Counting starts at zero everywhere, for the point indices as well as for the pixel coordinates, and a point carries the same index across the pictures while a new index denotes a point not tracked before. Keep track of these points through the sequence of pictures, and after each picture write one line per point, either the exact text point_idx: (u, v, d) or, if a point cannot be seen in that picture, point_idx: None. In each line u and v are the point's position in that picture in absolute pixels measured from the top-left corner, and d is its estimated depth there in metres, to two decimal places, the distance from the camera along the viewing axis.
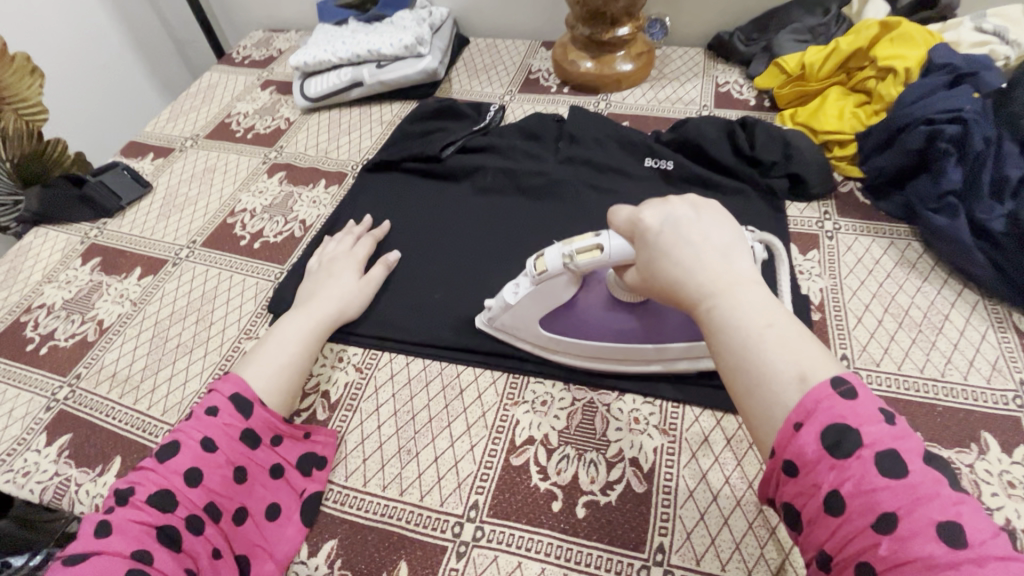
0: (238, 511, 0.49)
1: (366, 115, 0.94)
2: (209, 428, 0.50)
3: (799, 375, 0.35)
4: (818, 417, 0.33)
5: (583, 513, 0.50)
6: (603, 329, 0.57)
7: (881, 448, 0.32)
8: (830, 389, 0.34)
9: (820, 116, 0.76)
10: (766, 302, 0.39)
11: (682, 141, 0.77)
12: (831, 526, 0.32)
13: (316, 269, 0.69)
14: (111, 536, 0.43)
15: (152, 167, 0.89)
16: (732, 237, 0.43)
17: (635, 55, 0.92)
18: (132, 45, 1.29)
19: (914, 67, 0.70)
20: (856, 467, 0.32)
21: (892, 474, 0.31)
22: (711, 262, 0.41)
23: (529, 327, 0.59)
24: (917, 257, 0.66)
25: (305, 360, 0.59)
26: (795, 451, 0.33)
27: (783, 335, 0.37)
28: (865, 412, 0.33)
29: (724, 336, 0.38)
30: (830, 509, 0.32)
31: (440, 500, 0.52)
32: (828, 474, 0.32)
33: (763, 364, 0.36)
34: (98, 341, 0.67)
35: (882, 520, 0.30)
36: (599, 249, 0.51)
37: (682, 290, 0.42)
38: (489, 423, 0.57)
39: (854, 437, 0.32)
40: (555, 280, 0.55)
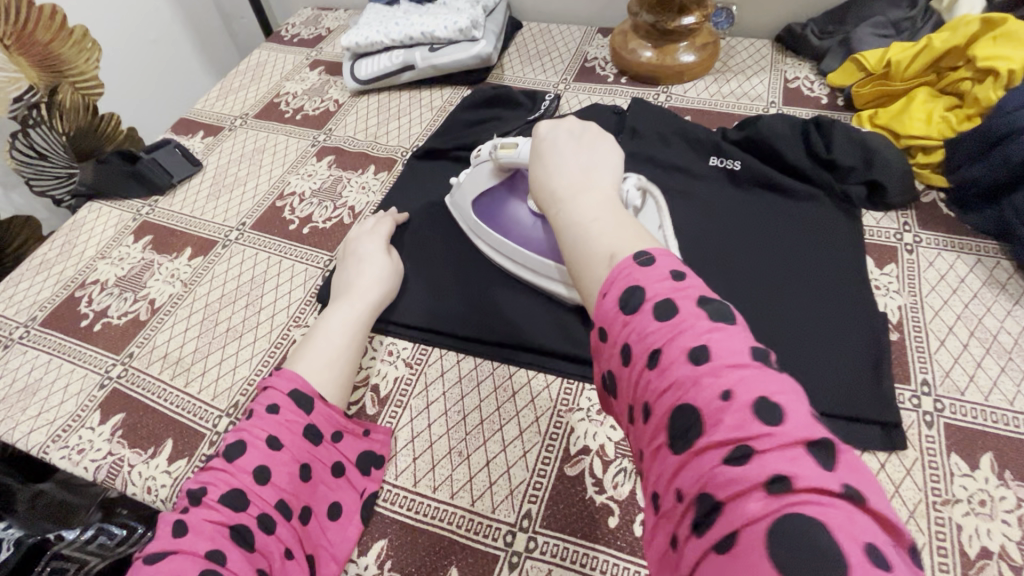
0: (303, 509, 0.48)
1: (416, 100, 0.92)
2: (273, 424, 0.49)
3: (611, 254, 0.35)
4: (617, 284, 0.33)
5: (641, 532, 0.48)
6: (515, 230, 0.64)
7: (661, 299, 0.31)
8: (630, 260, 0.34)
9: (904, 119, 0.71)
10: (606, 202, 0.40)
11: (751, 140, 0.73)
12: (628, 377, 0.31)
13: (343, 258, 0.67)
14: (186, 535, 0.43)
15: (202, 146, 0.89)
16: (605, 154, 0.45)
17: (699, 47, 0.87)
18: (182, 19, 1.28)
19: (1019, 68, 0.64)
20: (639, 320, 0.31)
21: (664, 317, 0.31)
22: (573, 171, 0.43)
23: (464, 208, 0.68)
24: (1007, 277, 0.61)
25: (352, 350, 0.59)
26: (601, 316, 0.33)
27: (610, 225, 0.37)
28: (655, 274, 0.32)
29: (565, 230, 0.39)
30: (624, 360, 0.31)
31: (493, 506, 0.51)
32: (620, 331, 0.32)
33: (586, 248, 0.37)
34: (150, 321, 0.67)
35: (653, 357, 0.30)
36: (515, 145, 0.59)
37: (543, 196, 0.43)
38: (542, 429, 0.55)
39: (640, 295, 0.32)
40: (484, 165, 0.65)
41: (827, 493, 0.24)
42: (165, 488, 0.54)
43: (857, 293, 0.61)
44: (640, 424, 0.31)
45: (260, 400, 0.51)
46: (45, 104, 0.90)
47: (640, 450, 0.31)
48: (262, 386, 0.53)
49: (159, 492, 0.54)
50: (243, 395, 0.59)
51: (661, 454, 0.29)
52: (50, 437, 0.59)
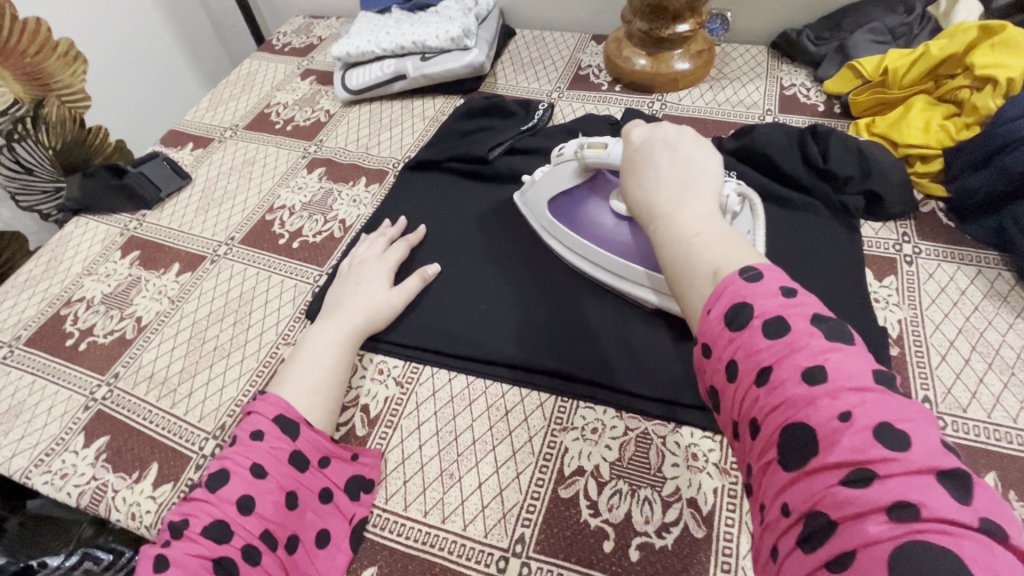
0: (289, 538, 0.47)
1: (408, 110, 0.91)
2: (257, 452, 0.48)
3: (714, 267, 0.36)
4: (723, 299, 0.34)
5: (637, 556, 0.47)
6: (597, 233, 0.63)
7: (770, 316, 0.32)
8: (736, 275, 0.34)
9: (901, 127, 0.70)
10: (705, 212, 0.40)
11: (747, 149, 0.71)
12: (732, 393, 0.32)
13: (346, 272, 0.66)
14: (166, 571, 0.42)
15: (191, 158, 0.88)
16: (702, 160, 0.45)
17: (694, 54, 0.86)
18: (173, 28, 1.27)
19: (1018, 77, 0.63)
20: (746, 337, 0.32)
21: (777, 334, 0.31)
22: (668, 180, 0.43)
23: (539, 209, 0.67)
24: (1008, 289, 0.60)
25: (340, 370, 0.57)
26: (705, 332, 0.34)
27: (712, 236, 0.38)
28: (763, 290, 0.33)
29: (663, 238, 0.40)
30: (729, 376, 0.32)
31: (484, 531, 0.50)
32: (726, 347, 0.32)
33: (686, 261, 0.38)
34: (136, 339, 0.66)
35: (761, 374, 0.31)
36: (604, 146, 0.57)
37: (636, 205, 0.44)
38: (536, 449, 0.54)
39: (748, 312, 0.32)
40: (566, 166, 0.62)
41: (957, 525, 0.24)
42: (149, 514, 0.52)
43: (855, 308, 0.60)
44: (744, 437, 0.32)
45: (244, 427, 0.50)
46: (29, 117, 0.90)
47: (746, 463, 0.32)
48: (246, 412, 0.52)
49: (143, 519, 0.52)
50: (230, 417, 0.58)
51: (770, 471, 0.30)
52: (32, 461, 0.57)
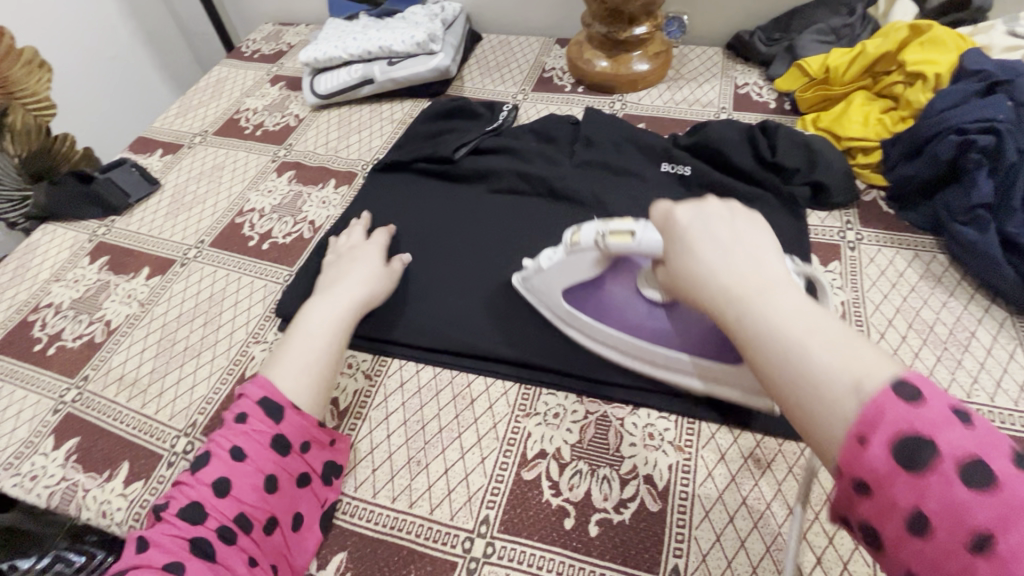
0: (268, 520, 0.47)
1: (377, 113, 0.93)
2: (237, 436, 0.49)
3: (855, 379, 0.29)
4: (883, 431, 0.27)
5: (596, 531, 0.49)
6: (625, 319, 0.56)
7: (964, 457, 0.25)
8: (890, 393, 0.28)
9: (843, 122, 0.74)
10: (799, 302, 0.34)
11: (701, 146, 0.75)
12: (918, 549, 0.26)
13: (337, 259, 0.67)
14: (149, 550, 0.44)
15: (160, 164, 0.88)
16: (764, 237, 0.39)
17: (652, 56, 0.90)
18: (141, 37, 1.27)
19: (944, 72, 0.68)
20: (938, 483, 0.25)
21: (979, 487, 0.25)
22: (738, 264, 0.37)
23: (552, 294, 0.59)
24: (942, 270, 0.64)
25: (332, 352, 0.57)
26: (863, 471, 0.27)
27: (826, 337, 0.32)
28: (935, 418, 0.26)
29: (760, 345, 0.34)
30: (915, 528, 0.26)
31: (451, 514, 0.51)
32: (906, 493, 0.26)
33: (810, 372, 0.31)
34: (106, 342, 0.67)
35: (978, 539, 0.24)
36: (631, 236, 0.47)
37: (709, 298, 0.37)
38: (500, 435, 0.56)
39: (927, 449, 0.26)
40: (583, 255, 0.53)
41: None
42: (121, 511, 0.53)
43: None
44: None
45: (232, 410, 0.51)
46: None
47: None
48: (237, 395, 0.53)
49: (114, 516, 0.53)
50: (201, 415, 0.59)
51: None
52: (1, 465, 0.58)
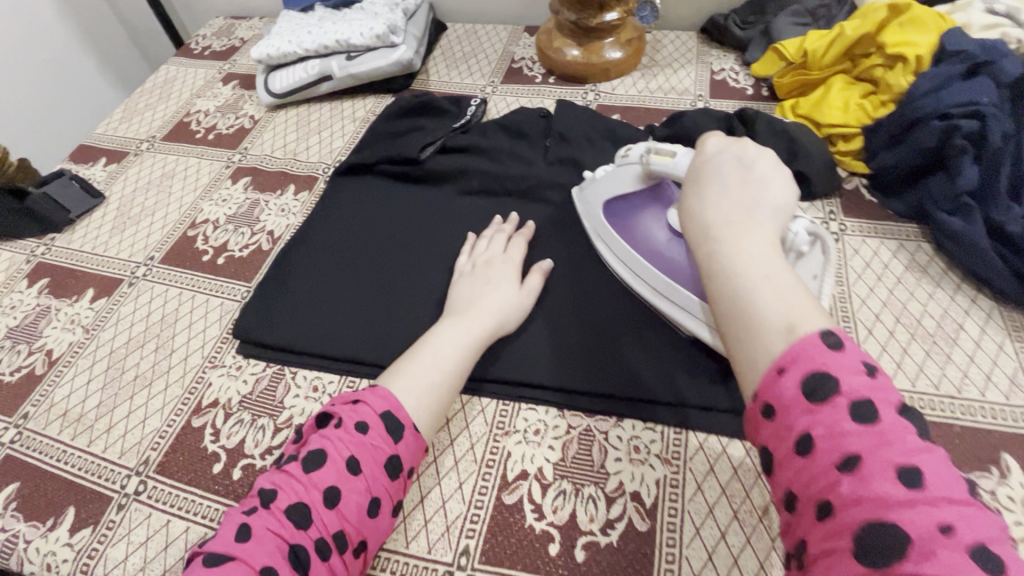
0: (360, 545, 0.44)
1: (337, 112, 0.87)
2: (357, 446, 0.46)
3: (788, 322, 0.34)
4: (801, 364, 0.32)
5: (583, 557, 0.47)
6: (645, 241, 0.58)
7: (857, 395, 0.30)
8: (817, 338, 0.32)
9: (823, 108, 0.72)
10: (771, 252, 0.38)
11: (678, 138, 0.71)
12: (799, 466, 0.30)
13: (469, 271, 0.61)
14: (248, 542, 0.41)
15: (103, 175, 0.82)
16: (773, 190, 0.42)
17: (624, 42, 0.86)
18: (80, 34, 1.19)
19: (925, 54, 0.65)
20: (829, 413, 0.30)
21: (864, 422, 0.29)
22: (734, 206, 0.41)
23: (593, 206, 0.63)
24: (927, 260, 0.62)
25: (455, 376, 0.53)
26: (771, 395, 0.32)
27: (778, 286, 0.36)
28: (848, 363, 0.31)
29: (721, 278, 0.38)
30: (802, 449, 0.30)
31: (428, 546, 0.48)
32: (801, 417, 0.31)
33: (753, 308, 0.35)
34: (47, 374, 0.61)
35: (846, 460, 0.29)
36: (672, 155, 0.52)
37: (695, 227, 0.42)
38: (478, 457, 0.53)
39: (831, 382, 0.30)
40: (628, 168, 0.59)
41: None
42: (66, 563, 0.49)
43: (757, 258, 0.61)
44: (800, 512, 0.31)
45: (351, 414, 0.47)
46: None
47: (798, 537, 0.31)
48: (354, 396, 0.49)
49: (60, 569, 0.49)
50: (154, 450, 0.55)
51: (835, 555, 0.28)
52: None
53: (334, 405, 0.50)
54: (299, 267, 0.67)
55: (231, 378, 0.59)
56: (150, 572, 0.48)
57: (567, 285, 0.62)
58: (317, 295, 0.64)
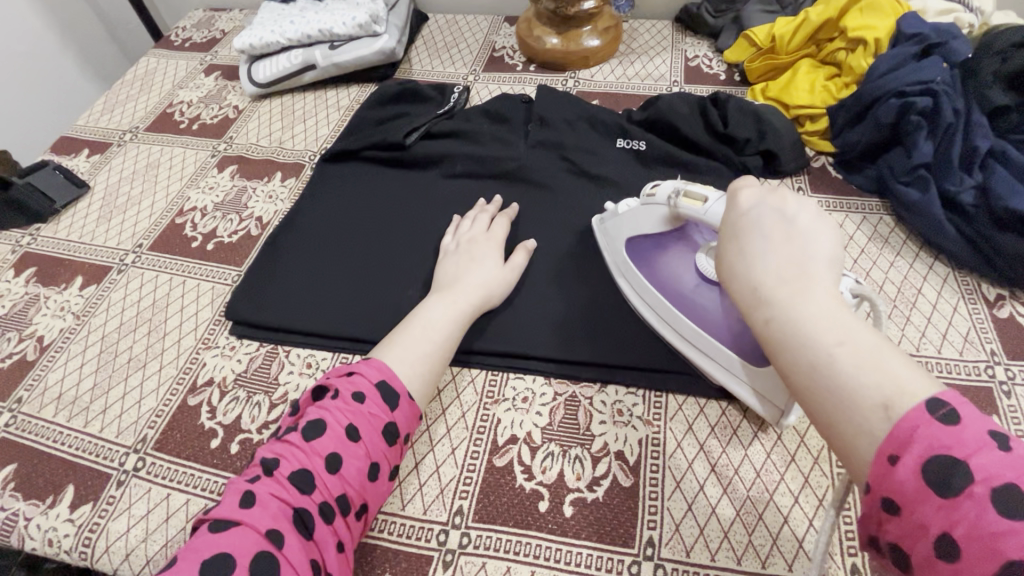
0: (361, 507, 0.46)
1: (321, 101, 0.88)
2: (356, 414, 0.47)
3: (885, 397, 0.30)
4: (914, 448, 0.28)
5: (571, 512, 0.49)
6: (675, 286, 0.56)
7: (997, 484, 0.26)
8: (925, 414, 0.28)
9: (791, 90, 0.75)
10: (841, 312, 0.34)
11: (654, 120, 0.74)
12: (946, 573, 0.27)
13: (455, 249, 0.64)
14: (253, 507, 0.42)
15: (87, 166, 0.82)
16: (823, 238, 0.39)
17: (601, 30, 0.89)
18: (53, 28, 1.17)
19: (883, 37, 0.70)
20: (970, 509, 0.26)
21: (1014, 513, 0.25)
22: (786, 263, 0.37)
23: (616, 243, 0.60)
24: (889, 231, 0.66)
25: (446, 347, 0.55)
26: (892, 487, 0.29)
27: (865, 352, 0.32)
28: (969, 440, 0.27)
29: (794, 351, 0.34)
30: (944, 553, 0.27)
31: (424, 508, 0.50)
32: (936, 515, 0.27)
33: (842, 383, 0.31)
34: (39, 359, 0.62)
35: (1009, 567, 0.24)
36: (703, 197, 0.51)
37: (745, 293, 0.38)
38: (469, 424, 0.55)
39: (961, 470, 0.27)
40: (656, 209, 0.56)
41: None
42: (68, 538, 0.50)
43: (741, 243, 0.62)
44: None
45: (346, 385, 0.49)
46: None
47: None
48: (347, 369, 0.51)
49: (62, 543, 0.50)
50: (151, 429, 0.56)
51: None
52: None
53: (328, 378, 0.51)
54: (289, 251, 0.68)
55: (225, 359, 0.60)
56: (152, 542, 0.49)
57: (551, 263, 0.65)
58: (308, 278, 0.66)
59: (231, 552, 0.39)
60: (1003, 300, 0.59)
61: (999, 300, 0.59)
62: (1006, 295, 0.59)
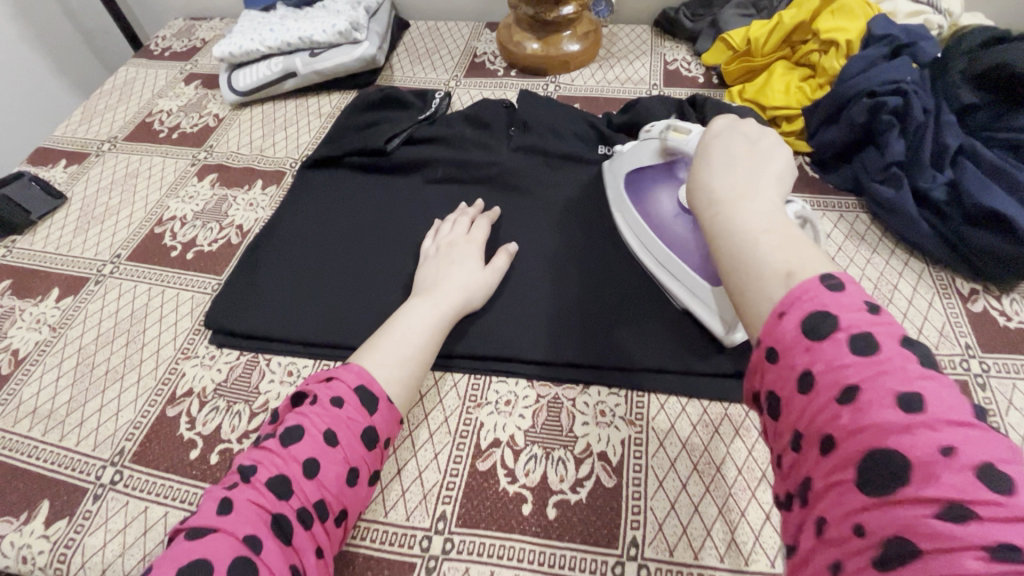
0: (340, 513, 0.45)
1: (303, 108, 0.88)
2: (334, 419, 0.47)
3: (789, 269, 0.32)
4: (802, 304, 0.30)
5: (554, 514, 0.49)
6: (655, 216, 0.62)
7: (857, 331, 0.28)
8: (818, 282, 0.30)
9: (767, 91, 0.77)
10: (774, 213, 0.36)
11: (635, 124, 0.75)
12: (802, 406, 0.29)
13: (435, 253, 0.64)
14: (230, 515, 0.42)
15: (64, 177, 0.81)
16: (777, 161, 0.40)
17: (581, 35, 0.89)
18: (31, 40, 1.16)
19: (854, 40, 0.71)
20: (829, 348, 0.28)
21: (862, 353, 0.27)
22: (742, 175, 0.39)
23: (616, 179, 0.67)
24: (865, 229, 0.66)
25: (426, 351, 0.55)
26: (773, 338, 0.30)
27: (781, 241, 0.34)
28: (848, 301, 0.29)
29: (724, 238, 0.36)
30: (801, 387, 0.29)
31: (406, 514, 0.50)
32: (801, 356, 0.29)
33: (754, 260, 0.33)
34: (13, 373, 0.61)
35: (846, 392, 0.27)
36: (688, 131, 0.57)
37: (700, 197, 0.40)
38: (452, 428, 0.55)
39: (830, 319, 0.29)
40: (650, 143, 0.62)
41: None
42: (42, 555, 0.49)
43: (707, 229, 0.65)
44: (805, 454, 0.29)
45: (324, 391, 0.48)
46: None
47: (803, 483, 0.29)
48: (326, 374, 0.50)
49: (36, 560, 0.49)
50: (129, 441, 0.55)
51: (838, 490, 0.26)
52: None
53: (306, 385, 0.50)
54: (269, 258, 0.68)
55: (204, 368, 0.60)
56: (129, 557, 0.48)
57: (533, 266, 0.65)
58: (289, 285, 0.65)
59: (207, 559, 0.39)
60: (977, 295, 0.60)
61: (973, 294, 0.60)
62: (980, 290, 0.60)
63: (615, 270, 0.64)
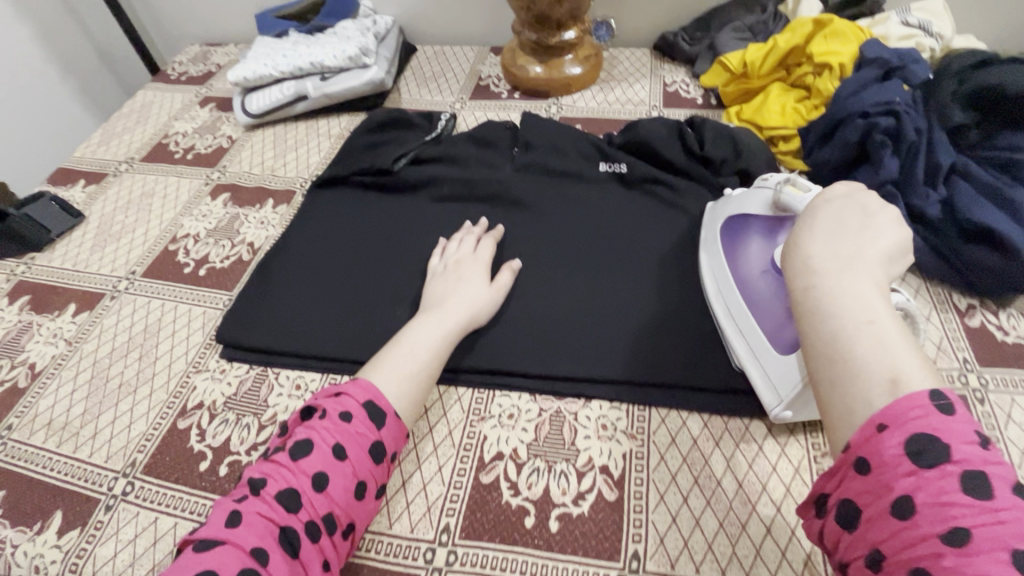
0: (348, 527, 0.46)
1: (313, 129, 0.91)
2: (343, 433, 0.48)
3: (894, 373, 0.33)
4: (906, 424, 0.31)
5: (557, 527, 0.50)
6: (738, 265, 0.59)
7: (967, 468, 0.29)
8: (926, 399, 0.31)
9: (763, 112, 0.79)
10: (880, 301, 0.36)
11: (634, 144, 0.77)
12: (895, 526, 0.30)
13: (443, 270, 0.65)
14: (239, 526, 0.43)
15: (82, 196, 0.84)
16: (890, 239, 0.39)
17: (583, 58, 0.92)
18: (55, 65, 1.21)
19: (847, 62, 0.74)
20: (935, 480, 0.29)
21: (972, 493, 0.29)
22: (851, 249, 0.38)
23: (712, 219, 0.65)
24: None
25: (432, 366, 0.56)
26: (871, 451, 0.32)
27: (884, 337, 0.34)
28: (958, 431, 0.30)
29: (824, 317, 0.36)
30: (898, 511, 0.30)
31: (411, 526, 0.51)
32: (903, 479, 0.30)
33: (853, 355, 0.34)
34: (30, 387, 0.62)
35: (952, 533, 0.28)
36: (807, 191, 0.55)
37: (800, 263, 0.39)
38: (456, 441, 0.56)
39: (938, 451, 0.30)
40: (761, 192, 0.60)
41: None
42: (55, 564, 0.50)
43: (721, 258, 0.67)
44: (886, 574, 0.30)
45: (333, 406, 0.50)
46: None
47: None
48: (334, 390, 0.52)
49: (48, 570, 0.49)
50: (140, 452, 0.56)
51: None
52: None
53: (315, 400, 0.52)
54: (280, 275, 0.70)
55: (215, 382, 0.61)
56: (139, 567, 0.49)
57: (536, 283, 0.66)
58: (299, 301, 0.67)
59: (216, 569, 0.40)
60: (974, 310, 0.61)
61: (970, 309, 0.61)
62: (977, 305, 0.61)
63: (617, 286, 0.65)
